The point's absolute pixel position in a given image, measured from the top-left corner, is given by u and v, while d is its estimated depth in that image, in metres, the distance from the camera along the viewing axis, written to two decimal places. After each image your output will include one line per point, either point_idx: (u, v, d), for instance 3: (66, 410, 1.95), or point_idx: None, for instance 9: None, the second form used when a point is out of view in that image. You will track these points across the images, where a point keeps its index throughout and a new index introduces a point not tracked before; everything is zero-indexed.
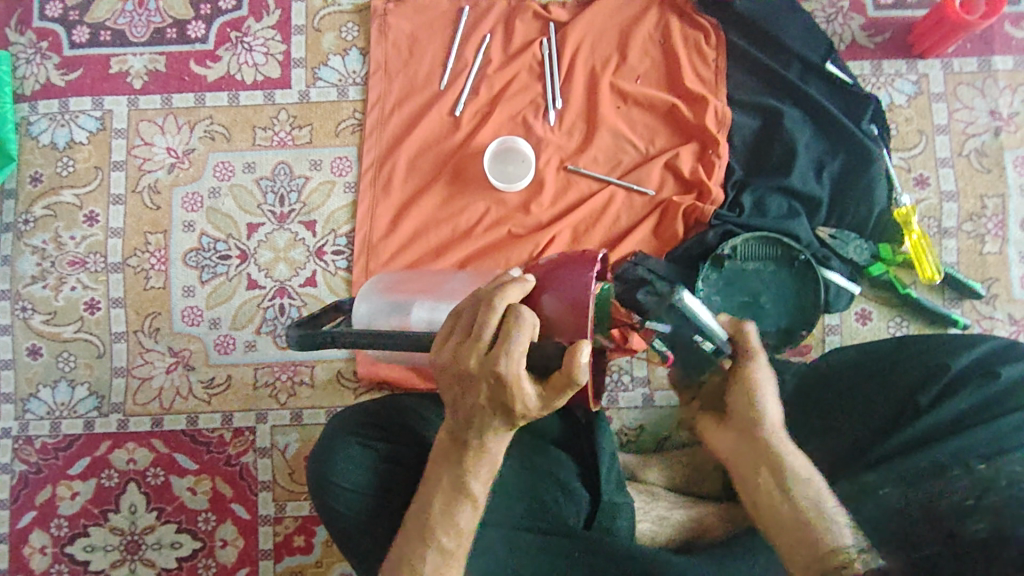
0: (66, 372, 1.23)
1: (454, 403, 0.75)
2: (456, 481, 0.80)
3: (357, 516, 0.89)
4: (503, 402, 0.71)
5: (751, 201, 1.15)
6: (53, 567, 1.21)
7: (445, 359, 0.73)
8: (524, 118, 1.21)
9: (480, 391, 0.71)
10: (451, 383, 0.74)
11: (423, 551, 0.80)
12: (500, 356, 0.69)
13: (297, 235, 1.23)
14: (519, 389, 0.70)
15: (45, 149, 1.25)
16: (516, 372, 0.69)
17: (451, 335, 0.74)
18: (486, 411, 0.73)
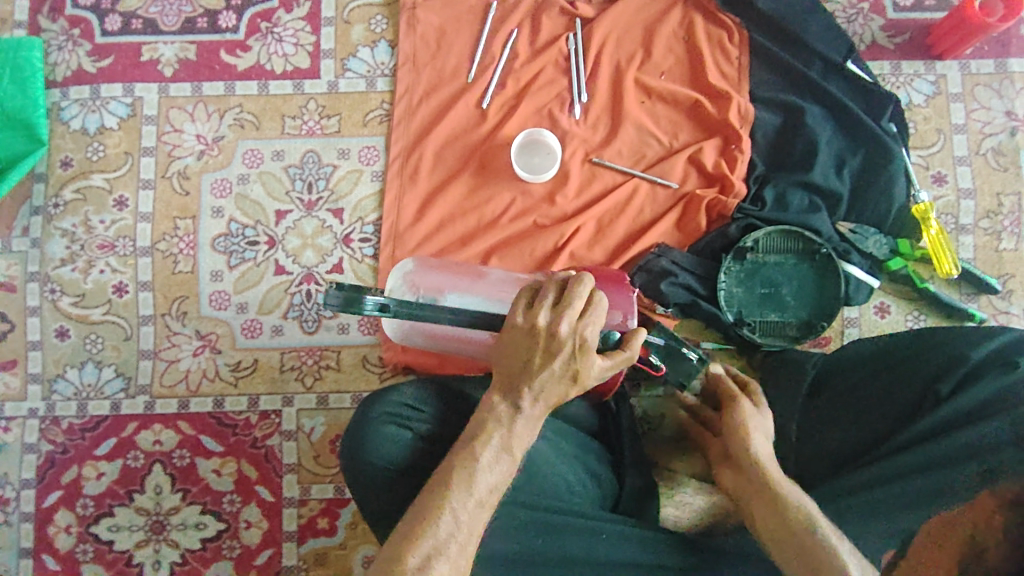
0: (94, 354, 1.25)
1: (522, 368, 0.84)
2: (493, 440, 0.85)
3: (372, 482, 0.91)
4: (574, 367, 0.84)
5: (772, 196, 1.18)
6: (78, 547, 1.22)
7: (536, 320, 0.82)
8: (550, 111, 1.23)
9: (560, 355, 0.83)
10: (528, 348, 0.83)
11: (465, 499, 0.82)
12: (590, 324, 0.83)
13: (325, 222, 1.25)
14: (592, 356, 0.84)
15: (76, 134, 1.27)
16: (595, 341, 0.84)
17: (534, 304, 0.83)
18: (554, 376, 0.84)
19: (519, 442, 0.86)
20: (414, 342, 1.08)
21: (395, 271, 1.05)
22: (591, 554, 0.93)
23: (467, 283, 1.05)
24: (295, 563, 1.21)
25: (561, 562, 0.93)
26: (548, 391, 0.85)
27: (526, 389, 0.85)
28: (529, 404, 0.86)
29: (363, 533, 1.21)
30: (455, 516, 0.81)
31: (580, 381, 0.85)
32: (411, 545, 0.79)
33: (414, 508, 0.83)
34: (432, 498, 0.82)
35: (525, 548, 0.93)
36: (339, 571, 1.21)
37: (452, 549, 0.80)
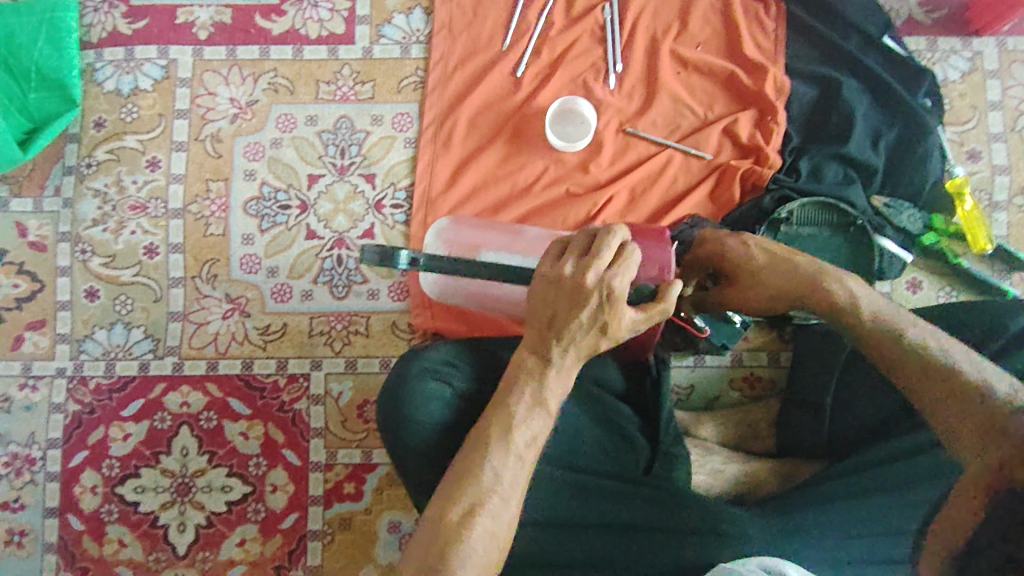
0: (123, 315, 1.24)
1: (550, 318, 0.84)
2: (535, 394, 0.85)
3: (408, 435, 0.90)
4: (602, 319, 0.82)
5: (807, 168, 1.18)
6: (103, 507, 1.22)
7: (561, 267, 0.82)
8: (585, 81, 1.23)
9: (587, 306, 0.81)
10: (556, 297, 0.83)
11: (504, 456, 0.82)
12: (618, 275, 0.81)
13: (357, 186, 1.25)
14: (621, 309, 0.82)
15: (110, 95, 1.27)
16: (625, 293, 0.82)
17: (564, 254, 0.84)
18: (582, 328, 0.83)
19: (552, 395, 0.85)
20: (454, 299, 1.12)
21: (431, 231, 1.12)
22: (625, 518, 0.93)
23: (503, 238, 1.09)
24: (320, 527, 1.20)
25: (595, 525, 0.93)
26: (581, 343, 0.84)
27: (557, 340, 0.84)
28: (567, 357, 0.85)
29: (389, 498, 1.20)
30: (496, 474, 0.81)
31: (609, 334, 0.84)
32: (452, 501, 0.79)
33: (456, 466, 0.82)
34: (474, 457, 0.82)
35: (560, 509, 0.93)
36: (364, 535, 1.20)
37: (492, 501, 0.79)
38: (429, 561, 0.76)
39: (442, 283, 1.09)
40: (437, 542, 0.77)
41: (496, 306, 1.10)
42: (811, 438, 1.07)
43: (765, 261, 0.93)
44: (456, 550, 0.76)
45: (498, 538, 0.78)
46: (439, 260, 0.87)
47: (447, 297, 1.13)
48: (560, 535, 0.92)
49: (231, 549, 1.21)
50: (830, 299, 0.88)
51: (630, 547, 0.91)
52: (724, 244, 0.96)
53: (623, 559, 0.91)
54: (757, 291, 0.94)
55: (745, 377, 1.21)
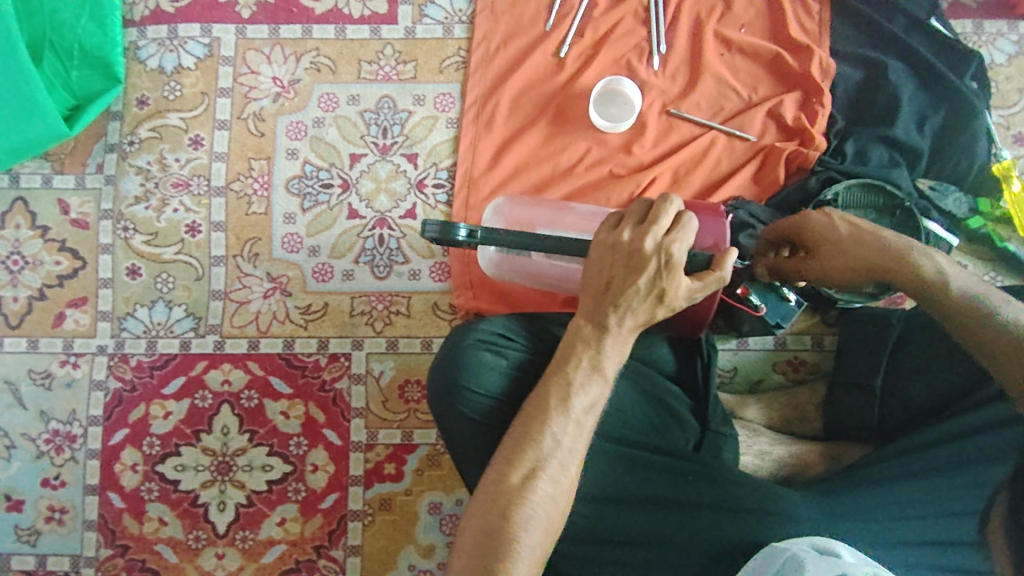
0: (164, 293, 1.25)
1: (606, 283, 0.84)
2: (593, 363, 0.85)
3: (464, 405, 0.90)
4: (660, 286, 0.82)
5: (853, 150, 1.17)
6: (143, 485, 1.22)
7: (622, 236, 0.83)
8: (629, 61, 1.23)
9: (645, 271, 0.82)
10: (614, 262, 0.83)
11: (563, 423, 0.83)
12: (676, 241, 0.82)
13: (399, 166, 1.25)
14: (678, 276, 0.83)
15: (153, 73, 1.28)
16: (682, 259, 0.82)
17: (622, 220, 0.85)
18: (639, 295, 0.83)
19: (608, 361, 0.86)
20: (507, 276, 1.13)
21: (487, 209, 1.13)
22: (680, 494, 0.92)
23: (553, 216, 1.11)
24: (360, 507, 1.20)
25: (647, 501, 0.92)
26: (637, 311, 0.84)
27: (612, 307, 0.84)
28: (624, 325, 0.85)
29: (430, 479, 1.20)
30: (555, 440, 0.83)
31: (666, 302, 0.84)
32: (512, 464, 0.82)
33: (514, 432, 0.84)
34: (535, 424, 0.83)
35: (612, 483, 0.93)
36: (404, 516, 1.20)
37: (552, 465, 0.82)
38: (492, 524, 0.78)
39: (495, 262, 1.10)
40: (498, 505, 0.79)
41: (546, 283, 1.11)
42: (858, 421, 1.06)
43: (851, 234, 0.94)
44: (517, 512, 0.79)
45: (558, 502, 0.81)
46: (497, 232, 0.90)
47: (502, 277, 1.14)
48: (614, 510, 0.92)
49: (272, 528, 1.21)
50: (917, 276, 0.88)
51: (684, 524, 0.90)
52: (807, 219, 0.99)
53: (677, 535, 0.90)
54: (839, 263, 0.96)
55: (788, 360, 1.21)
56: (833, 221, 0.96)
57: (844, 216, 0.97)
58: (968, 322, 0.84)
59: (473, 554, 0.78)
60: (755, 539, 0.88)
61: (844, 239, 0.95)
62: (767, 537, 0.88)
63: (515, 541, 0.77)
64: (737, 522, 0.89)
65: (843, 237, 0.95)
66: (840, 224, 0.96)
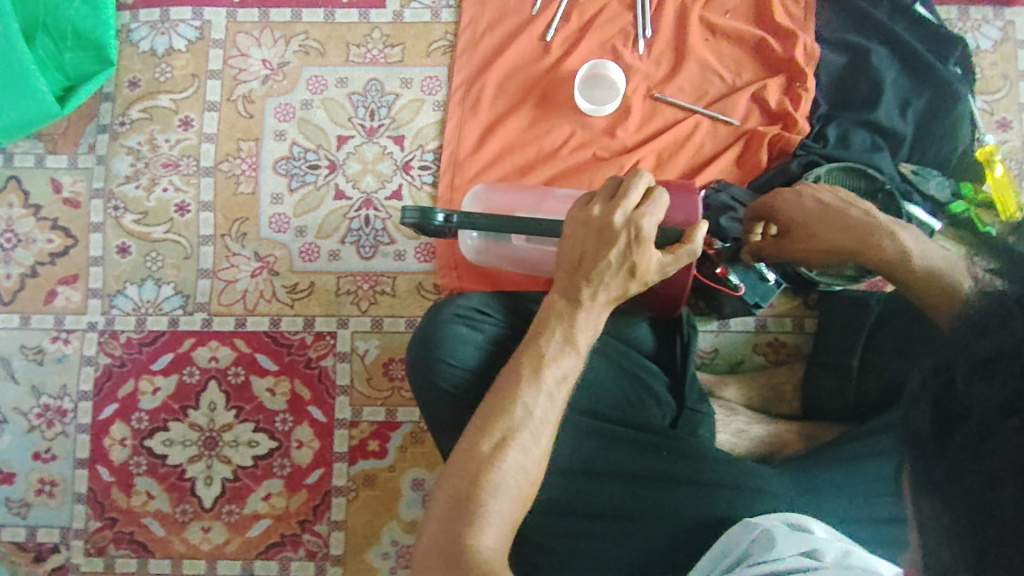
0: (153, 271, 1.27)
1: (578, 259, 0.85)
2: (566, 334, 0.86)
3: (441, 379, 0.92)
4: (631, 259, 0.84)
5: (835, 133, 1.18)
6: (132, 459, 1.24)
7: (592, 211, 0.85)
8: (614, 45, 1.24)
9: (616, 245, 0.83)
10: (585, 237, 0.85)
11: (535, 395, 0.84)
12: (646, 215, 0.84)
13: (386, 148, 1.26)
14: (648, 249, 0.84)
15: (145, 55, 1.30)
16: (652, 233, 0.84)
17: (592, 198, 0.87)
18: (611, 268, 0.84)
19: (582, 335, 0.87)
20: (487, 259, 1.14)
21: (467, 196, 1.15)
22: (656, 468, 0.93)
23: (535, 201, 1.12)
24: (344, 483, 1.22)
25: (621, 475, 0.93)
26: (610, 285, 0.85)
27: (585, 282, 0.85)
28: (597, 298, 0.86)
29: (412, 456, 1.21)
30: (527, 411, 0.84)
31: (638, 276, 0.85)
32: (484, 434, 0.83)
33: (488, 403, 0.85)
34: (507, 395, 0.84)
35: (587, 457, 0.94)
36: (387, 492, 1.21)
37: (524, 436, 0.83)
38: (462, 492, 0.80)
39: (477, 248, 1.12)
40: (468, 472, 0.81)
41: (529, 268, 1.12)
42: (834, 399, 1.07)
43: (822, 213, 0.96)
44: (488, 479, 0.80)
45: (528, 472, 0.82)
46: (473, 216, 0.92)
47: (484, 262, 1.16)
48: (588, 483, 0.93)
49: (257, 503, 1.23)
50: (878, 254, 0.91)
51: (658, 498, 0.91)
52: (779, 198, 1.01)
53: (648, 509, 0.90)
54: (803, 232, 0.98)
55: (769, 342, 1.21)
56: (799, 193, 1.00)
57: (814, 193, 0.98)
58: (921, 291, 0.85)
59: (443, 521, 0.79)
60: (726, 513, 0.89)
61: (807, 208, 0.98)
62: (738, 511, 0.88)
63: (483, 508, 0.78)
64: (708, 496, 0.90)
65: (806, 207, 0.98)
66: (803, 196, 0.99)
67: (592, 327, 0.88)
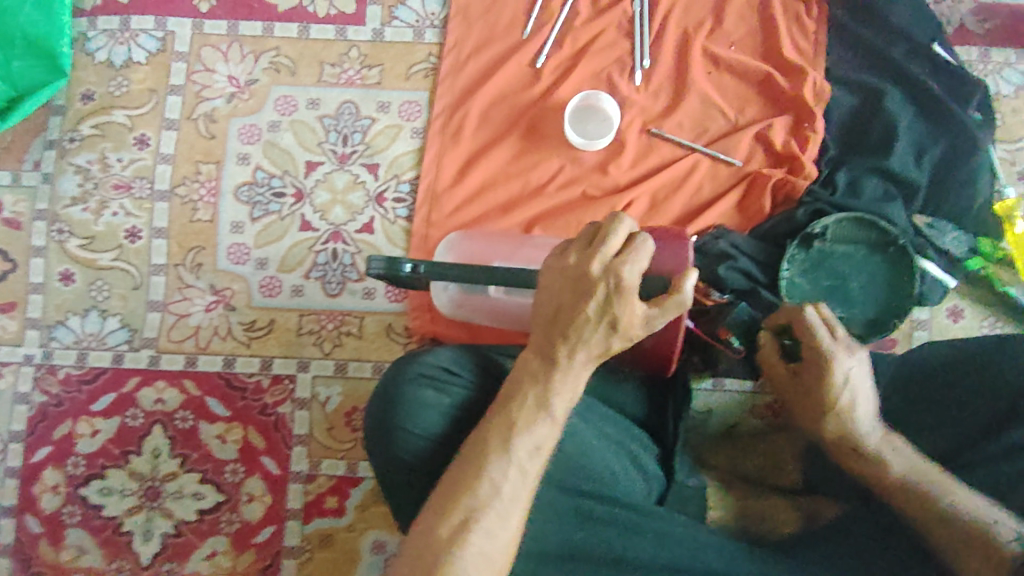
0: (98, 302, 1.16)
1: (554, 312, 0.76)
2: (540, 399, 0.77)
3: (401, 449, 0.80)
4: (611, 313, 0.73)
5: (845, 180, 1.09)
6: (64, 509, 1.13)
7: (568, 260, 0.74)
8: (609, 75, 1.15)
9: (594, 297, 0.73)
10: (561, 288, 0.75)
11: (504, 467, 0.74)
12: (626, 262, 0.72)
13: (358, 177, 1.16)
14: (632, 301, 0.73)
15: (100, 66, 1.19)
16: (635, 282, 0.72)
17: (570, 244, 0.76)
18: (589, 323, 0.74)
19: (558, 399, 0.77)
20: (464, 312, 1.04)
21: (441, 245, 1.08)
22: (642, 555, 0.82)
23: (511, 249, 1.05)
24: (297, 543, 1.11)
25: (599, 560, 0.82)
26: (590, 342, 0.75)
27: (562, 339, 0.76)
28: (575, 358, 0.76)
29: (375, 515, 1.10)
30: (495, 487, 0.74)
31: (620, 331, 0.74)
32: (444, 514, 0.72)
33: (449, 476, 0.75)
34: (470, 469, 0.74)
35: (562, 540, 0.83)
36: (344, 555, 1.10)
37: (488, 515, 0.72)
38: None
39: (453, 300, 1.02)
40: (425, 559, 0.71)
41: (510, 322, 1.02)
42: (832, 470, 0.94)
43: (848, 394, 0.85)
44: (446, 568, 0.70)
45: (493, 560, 0.71)
46: (442, 266, 0.83)
47: (462, 315, 1.06)
48: (561, 569, 0.82)
49: (200, 562, 1.11)
50: (868, 451, 0.84)
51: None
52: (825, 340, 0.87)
53: None
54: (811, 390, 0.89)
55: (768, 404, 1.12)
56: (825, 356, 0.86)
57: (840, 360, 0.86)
58: (911, 508, 0.79)
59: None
60: None
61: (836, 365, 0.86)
62: None
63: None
64: None
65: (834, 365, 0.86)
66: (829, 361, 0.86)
67: (573, 387, 0.77)
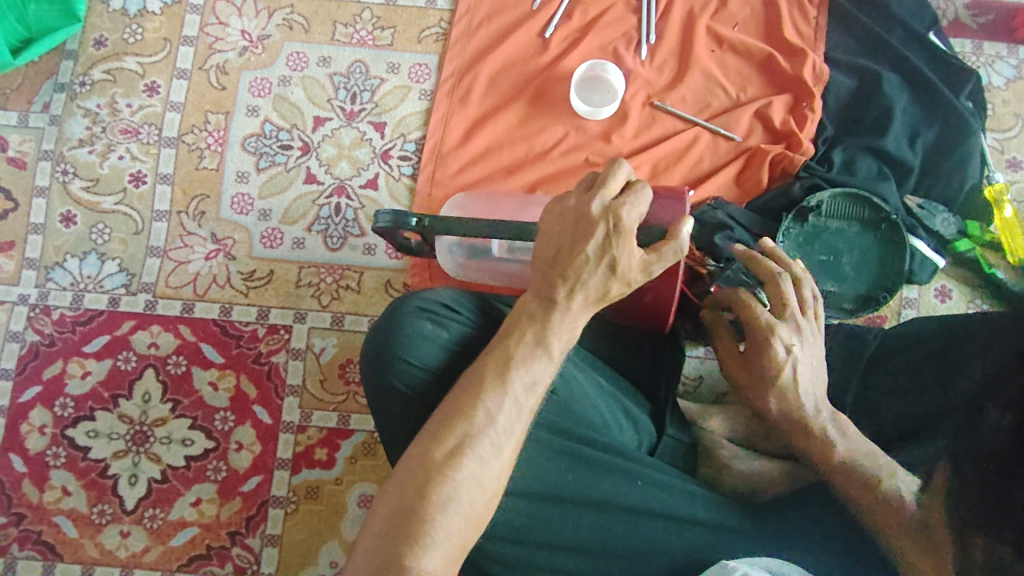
0: (98, 244, 1.16)
1: (553, 253, 0.76)
2: (539, 335, 0.76)
3: (399, 381, 0.81)
4: (610, 254, 0.74)
5: (840, 159, 1.12)
6: (50, 450, 1.12)
7: (567, 204, 0.77)
8: (615, 48, 1.18)
9: (593, 236, 0.74)
10: (561, 230, 0.76)
11: (500, 398, 0.74)
12: (626, 205, 0.74)
13: (365, 134, 1.18)
14: (630, 244, 0.74)
15: (115, 14, 1.21)
16: (633, 224, 0.74)
17: (570, 192, 0.78)
18: (589, 264, 0.74)
19: (557, 337, 0.77)
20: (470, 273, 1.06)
21: (445, 207, 1.11)
22: (631, 499, 0.81)
23: (517, 208, 1.08)
24: (284, 494, 1.10)
25: (590, 503, 0.80)
26: (589, 284, 0.75)
27: (562, 280, 0.75)
28: (574, 300, 0.76)
29: (363, 468, 1.10)
30: (489, 415, 0.73)
31: (619, 275, 0.75)
32: (437, 440, 0.72)
33: (445, 404, 0.74)
34: (467, 398, 0.73)
35: (553, 480, 0.80)
36: (331, 507, 1.10)
37: (483, 443, 0.72)
38: (406, 503, 0.68)
39: (458, 262, 1.04)
40: (415, 482, 0.69)
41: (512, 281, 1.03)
42: None
43: (793, 370, 0.86)
44: (435, 493, 0.68)
45: (484, 487, 0.71)
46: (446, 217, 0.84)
47: (467, 277, 1.07)
48: (552, 509, 0.80)
49: (185, 509, 1.10)
50: (817, 427, 0.85)
51: (628, 529, 0.80)
52: (772, 325, 0.87)
53: (618, 543, 0.79)
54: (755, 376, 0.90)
55: None
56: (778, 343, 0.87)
57: (788, 346, 0.86)
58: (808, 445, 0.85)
59: (379, 536, 0.67)
60: (707, 556, 0.80)
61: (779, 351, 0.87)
62: (719, 554, 0.79)
63: (427, 532, 0.66)
64: (685, 535, 0.80)
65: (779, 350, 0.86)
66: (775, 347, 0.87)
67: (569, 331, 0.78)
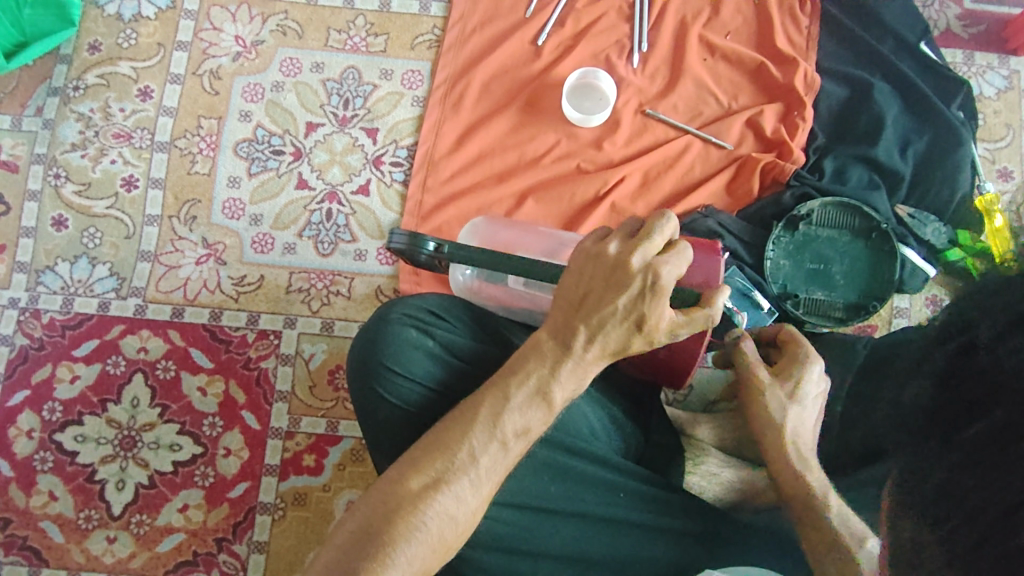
0: (89, 248, 1.16)
1: (580, 299, 0.68)
2: (542, 384, 0.70)
3: (384, 389, 0.80)
4: (640, 310, 0.66)
5: (832, 168, 1.12)
6: (37, 455, 1.11)
7: (603, 256, 0.67)
8: (608, 56, 1.18)
9: (626, 291, 0.65)
10: (592, 277, 0.67)
11: (486, 440, 0.69)
12: (667, 262, 0.65)
13: (357, 140, 1.18)
14: (664, 303, 0.66)
15: (110, 19, 1.21)
16: (672, 285, 0.66)
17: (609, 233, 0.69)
18: (614, 318, 0.67)
19: (560, 388, 0.70)
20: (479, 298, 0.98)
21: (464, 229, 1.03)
22: (611, 509, 0.79)
23: (536, 240, 0.98)
24: (271, 501, 1.09)
25: (573, 514, 0.79)
26: (609, 337, 0.68)
27: (582, 326, 0.68)
28: (590, 350, 0.69)
29: (352, 476, 1.10)
30: (472, 456, 0.68)
31: (644, 333, 0.67)
32: (416, 468, 0.68)
33: (433, 434, 0.70)
34: (455, 431, 0.69)
35: (537, 491, 0.79)
36: (318, 514, 1.09)
37: (461, 482, 0.68)
38: (376, 528, 0.66)
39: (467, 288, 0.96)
40: (386, 507, 0.66)
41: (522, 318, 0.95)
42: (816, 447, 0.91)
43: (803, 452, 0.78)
44: (406, 521, 0.65)
45: (458, 521, 0.67)
46: (463, 248, 0.76)
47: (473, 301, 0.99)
48: (536, 519, 0.79)
49: (172, 515, 1.10)
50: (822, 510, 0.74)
51: (607, 539, 0.79)
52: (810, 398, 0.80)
53: (597, 552, 0.78)
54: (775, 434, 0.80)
55: None
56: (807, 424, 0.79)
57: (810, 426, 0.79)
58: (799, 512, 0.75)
59: (342, 550, 0.65)
60: (688, 565, 0.79)
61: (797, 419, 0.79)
62: (700, 566, 0.79)
63: (387, 559, 0.64)
64: (661, 544, 0.79)
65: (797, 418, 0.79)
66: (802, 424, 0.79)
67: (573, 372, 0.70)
